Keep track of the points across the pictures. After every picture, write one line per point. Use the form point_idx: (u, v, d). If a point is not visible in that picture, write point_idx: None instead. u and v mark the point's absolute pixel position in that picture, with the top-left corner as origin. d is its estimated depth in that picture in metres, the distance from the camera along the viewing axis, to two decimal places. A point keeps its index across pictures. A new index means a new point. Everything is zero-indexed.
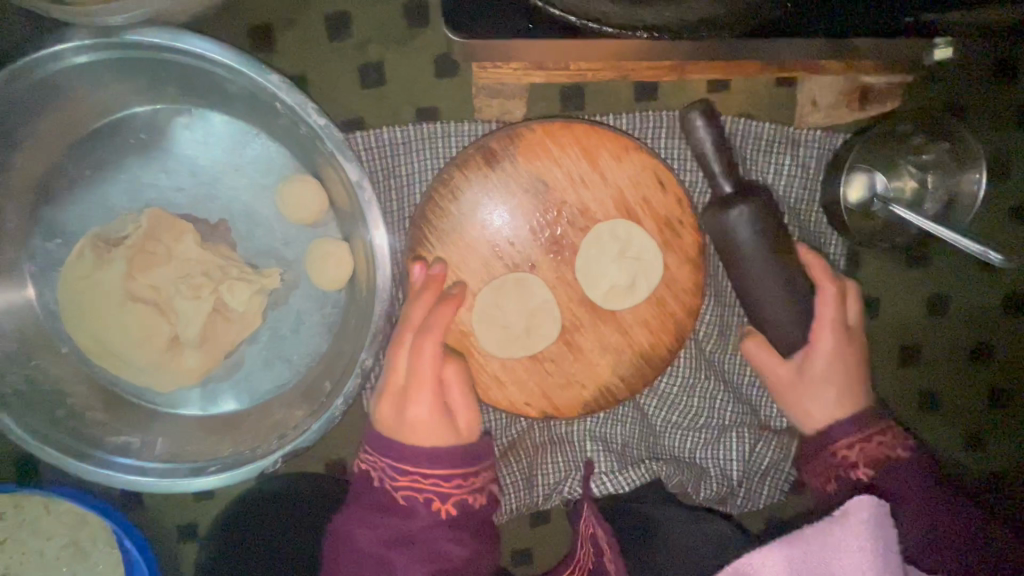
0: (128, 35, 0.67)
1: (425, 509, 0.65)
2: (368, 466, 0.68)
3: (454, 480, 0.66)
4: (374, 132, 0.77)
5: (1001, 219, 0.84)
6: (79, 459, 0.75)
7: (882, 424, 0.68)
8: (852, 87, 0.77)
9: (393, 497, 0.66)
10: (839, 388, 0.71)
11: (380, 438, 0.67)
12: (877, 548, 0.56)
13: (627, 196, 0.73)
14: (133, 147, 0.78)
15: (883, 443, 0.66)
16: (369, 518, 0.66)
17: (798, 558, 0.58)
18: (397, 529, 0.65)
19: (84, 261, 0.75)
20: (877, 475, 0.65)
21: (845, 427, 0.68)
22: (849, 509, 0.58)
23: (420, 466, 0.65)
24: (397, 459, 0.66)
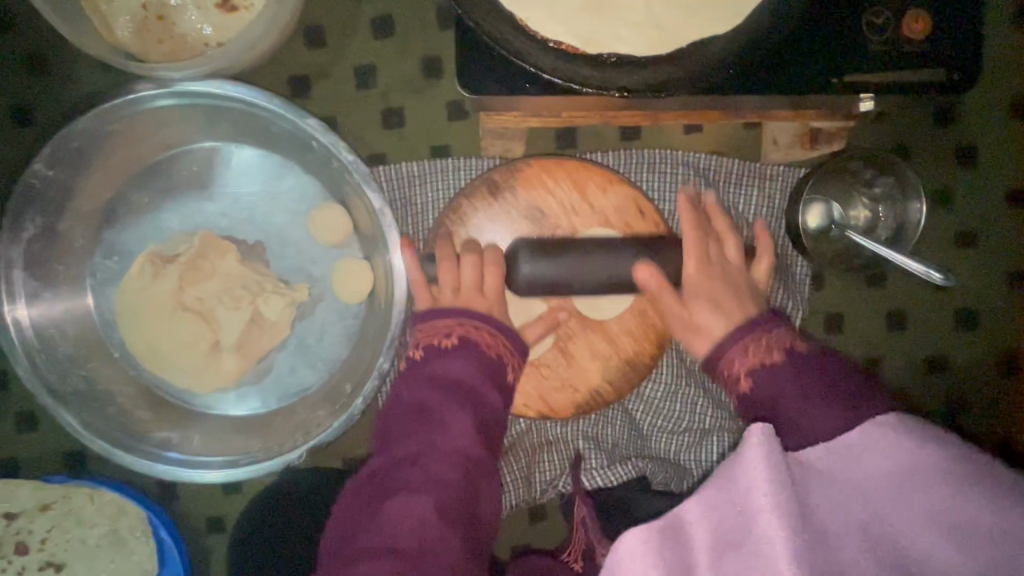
0: (198, 86, 0.81)
1: (476, 347, 0.72)
2: (417, 337, 0.74)
3: (494, 329, 0.74)
4: (394, 166, 0.89)
5: (946, 244, 0.95)
6: (127, 451, 0.85)
7: (764, 337, 0.68)
8: (804, 130, 0.89)
9: (444, 343, 0.72)
10: (715, 303, 0.73)
11: (432, 311, 0.76)
12: (777, 473, 0.48)
13: (612, 222, 0.84)
14: (185, 178, 0.90)
15: (759, 353, 0.67)
16: (422, 369, 0.70)
17: (717, 508, 0.50)
18: (447, 362, 0.70)
19: (140, 276, 0.87)
20: (758, 386, 0.66)
21: (732, 348, 0.69)
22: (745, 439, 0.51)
23: (475, 318, 0.74)
24: (461, 313, 0.74)
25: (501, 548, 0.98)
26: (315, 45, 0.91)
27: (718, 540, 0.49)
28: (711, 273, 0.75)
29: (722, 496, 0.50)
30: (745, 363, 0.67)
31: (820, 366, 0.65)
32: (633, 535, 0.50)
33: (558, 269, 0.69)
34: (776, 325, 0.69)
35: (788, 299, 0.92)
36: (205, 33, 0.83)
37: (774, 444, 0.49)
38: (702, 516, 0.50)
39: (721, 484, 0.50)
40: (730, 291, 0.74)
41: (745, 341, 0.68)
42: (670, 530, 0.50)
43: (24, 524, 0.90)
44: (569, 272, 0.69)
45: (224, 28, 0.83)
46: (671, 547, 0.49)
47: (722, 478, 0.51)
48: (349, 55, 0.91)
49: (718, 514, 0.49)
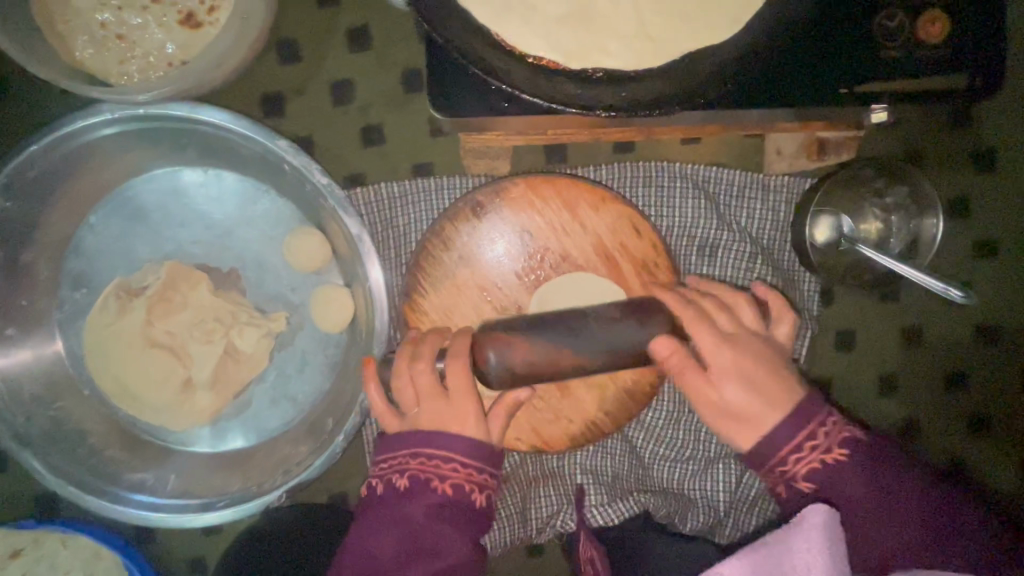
0: (153, 109, 0.76)
1: (431, 489, 0.61)
2: (378, 469, 0.65)
3: (453, 460, 0.62)
4: (373, 187, 0.84)
5: (964, 253, 0.89)
6: (99, 496, 0.81)
7: (818, 415, 0.60)
8: (810, 139, 0.83)
9: (399, 484, 0.62)
10: (757, 386, 0.60)
11: (396, 435, 0.64)
12: (836, 557, 0.50)
13: (605, 242, 0.79)
14: (153, 204, 0.85)
15: (818, 451, 0.59)
16: (377, 513, 0.62)
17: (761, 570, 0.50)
18: (406, 516, 0.61)
19: (108, 309, 0.82)
20: (819, 484, 0.58)
21: (786, 430, 0.59)
22: (803, 516, 0.52)
23: (429, 446, 0.62)
24: (416, 443, 0.63)
25: None
26: (286, 60, 0.85)
27: None
28: (747, 347, 0.62)
29: (769, 563, 0.50)
30: (803, 445, 0.59)
31: (883, 468, 0.58)
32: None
33: (533, 357, 0.57)
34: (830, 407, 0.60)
35: (796, 317, 0.87)
36: (169, 51, 0.78)
37: (837, 529, 0.51)
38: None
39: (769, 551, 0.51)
40: (763, 366, 0.61)
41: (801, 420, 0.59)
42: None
43: None
44: (552, 353, 0.56)
45: (188, 44, 0.78)
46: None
47: (771, 546, 0.52)
48: (324, 70, 0.86)
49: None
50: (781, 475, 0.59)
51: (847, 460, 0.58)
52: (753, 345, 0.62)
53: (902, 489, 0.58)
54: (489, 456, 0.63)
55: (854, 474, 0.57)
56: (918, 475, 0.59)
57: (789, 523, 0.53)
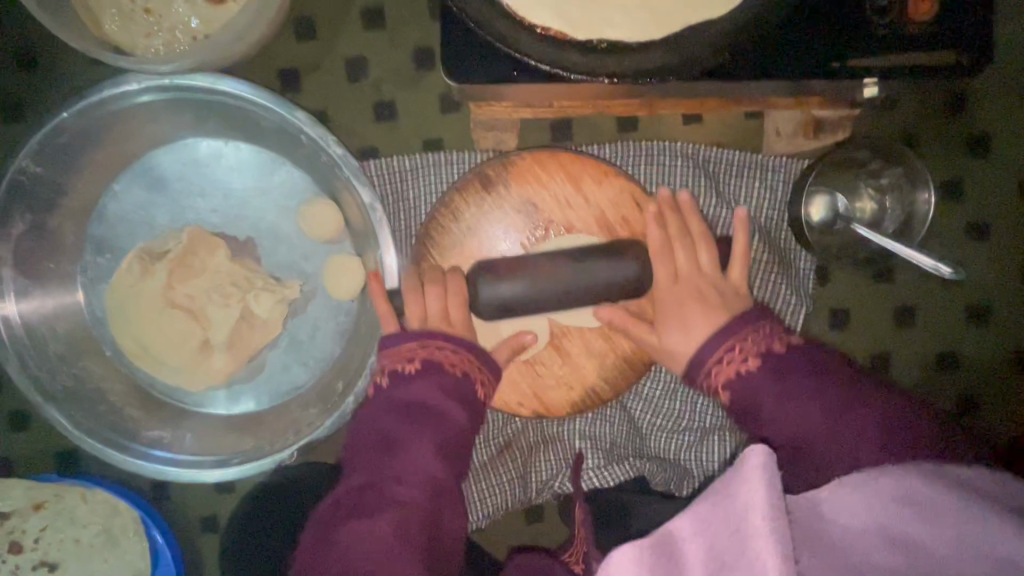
0: (179, 79, 0.80)
1: (442, 369, 0.70)
2: (383, 362, 0.73)
3: (458, 352, 0.72)
4: (386, 160, 0.87)
5: (957, 235, 0.91)
6: (120, 450, 0.84)
7: (751, 330, 0.68)
8: (807, 119, 0.85)
9: (409, 368, 0.71)
10: (702, 303, 0.74)
11: (399, 335, 0.74)
12: (782, 497, 0.43)
13: (608, 215, 0.82)
14: (174, 174, 0.89)
15: (737, 359, 0.66)
16: (388, 393, 0.70)
17: (704, 525, 0.46)
18: (416, 393, 0.69)
19: (131, 272, 0.86)
20: (736, 396, 0.66)
21: (712, 345, 0.68)
22: (741, 459, 0.46)
23: (439, 338, 0.72)
24: (425, 339, 0.72)
25: (497, 548, 0.97)
26: (304, 37, 0.89)
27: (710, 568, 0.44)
28: (691, 287, 0.75)
29: (716, 513, 0.45)
30: (723, 356, 0.67)
31: (813, 371, 0.64)
32: (621, 556, 0.46)
33: (518, 289, 0.68)
34: (764, 322, 0.68)
35: (791, 294, 0.90)
36: (193, 25, 0.81)
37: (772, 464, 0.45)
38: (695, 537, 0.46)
39: (717, 500, 0.46)
40: (704, 307, 0.73)
41: (723, 338, 0.68)
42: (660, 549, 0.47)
43: (18, 523, 0.90)
44: (525, 284, 0.68)
45: (211, 20, 0.82)
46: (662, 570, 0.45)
47: (719, 493, 0.46)
48: (340, 47, 0.89)
49: (708, 536, 0.45)
50: (710, 389, 0.68)
51: (761, 369, 0.65)
52: (699, 282, 0.75)
53: (814, 382, 0.64)
54: (485, 356, 0.74)
55: (762, 377, 0.65)
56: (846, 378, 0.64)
57: (733, 464, 0.47)
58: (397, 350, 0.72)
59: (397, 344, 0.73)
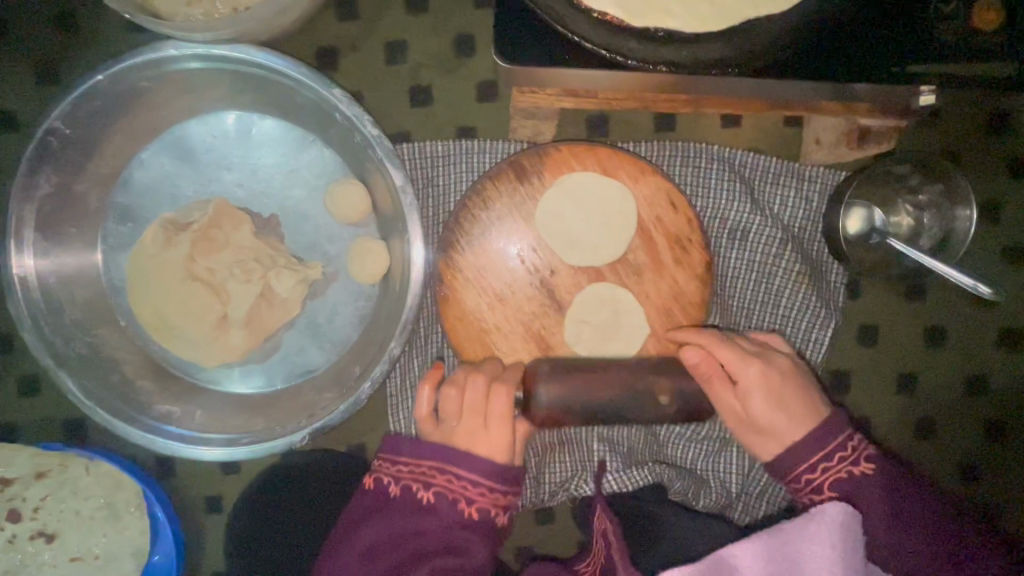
0: (217, 49, 0.79)
1: (455, 509, 0.69)
2: (394, 471, 0.73)
3: (479, 484, 0.71)
4: (419, 145, 0.86)
5: (994, 258, 0.90)
6: (128, 422, 0.82)
7: (843, 436, 0.70)
8: (851, 128, 0.83)
9: (422, 498, 0.70)
10: (787, 413, 0.72)
11: (413, 443, 0.73)
12: (844, 553, 0.56)
13: (642, 214, 0.81)
14: (202, 146, 0.88)
15: (844, 462, 0.69)
16: (399, 518, 0.70)
17: (773, 554, 0.58)
18: (424, 526, 0.69)
19: (155, 241, 0.84)
20: (840, 497, 0.68)
21: (812, 444, 0.70)
22: (823, 511, 0.58)
23: (457, 466, 0.71)
24: (445, 458, 0.71)
25: (504, 549, 0.94)
26: (343, 16, 0.88)
27: None
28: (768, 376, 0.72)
29: (780, 550, 0.58)
30: (818, 463, 0.69)
31: (899, 483, 0.68)
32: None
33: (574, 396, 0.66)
34: (852, 431, 0.71)
35: (821, 307, 0.88)
36: None
37: (848, 528, 0.58)
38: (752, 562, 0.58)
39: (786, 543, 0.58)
40: (798, 398, 0.73)
41: (817, 447, 0.70)
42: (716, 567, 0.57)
43: (19, 490, 0.87)
44: (583, 399, 0.66)
45: None
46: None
47: (789, 532, 0.59)
48: (380, 28, 0.88)
49: (770, 567, 0.57)
50: (805, 485, 0.70)
51: (872, 475, 0.68)
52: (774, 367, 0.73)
53: (922, 500, 0.68)
54: (508, 473, 0.72)
55: (877, 490, 0.67)
56: (915, 485, 0.69)
57: (803, 515, 0.60)
58: (416, 460, 0.72)
59: (417, 447, 0.72)
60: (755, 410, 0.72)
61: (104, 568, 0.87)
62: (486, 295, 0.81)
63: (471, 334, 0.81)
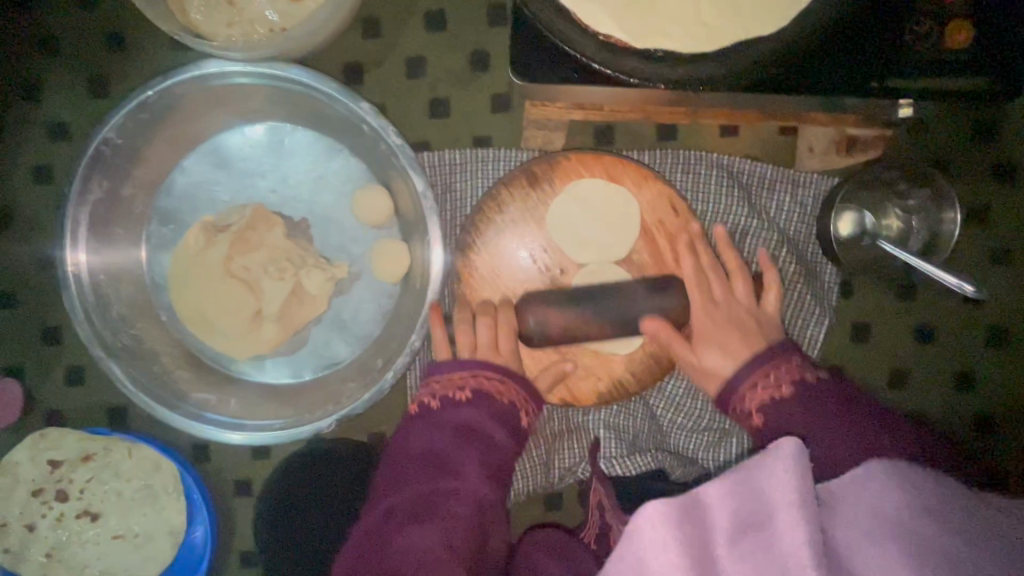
0: (256, 67, 0.86)
1: (491, 402, 0.77)
2: (431, 387, 0.79)
3: (508, 380, 0.79)
4: (438, 153, 0.93)
5: (980, 259, 0.95)
6: (171, 409, 0.90)
7: (779, 358, 0.75)
8: (840, 137, 0.92)
9: (458, 396, 0.77)
10: (738, 329, 0.81)
11: (449, 363, 0.80)
12: (805, 486, 0.50)
13: (646, 217, 0.87)
14: (239, 154, 0.95)
15: (769, 386, 0.73)
16: (440, 419, 0.75)
17: (737, 491, 0.52)
18: (468, 420, 0.75)
19: (195, 242, 0.91)
20: (770, 420, 0.71)
21: (744, 373, 0.75)
22: (776, 448, 0.52)
23: (489, 370, 0.78)
24: (476, 368, 0.78)
25: (515, 534, 1.00)
26: (368, 35, 0.95)
27: (737, 525, 0.51)
28: (731, 316, 0.82)
29: (745, 487, 0.52)
30: (749, 390, 0.74)
31: (843, 404, 0.70)
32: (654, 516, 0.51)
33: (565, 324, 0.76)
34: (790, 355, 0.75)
35: (815, 305, 0.93)
36: (270, 18, 0.88)
37: (802, 460, 0.52)
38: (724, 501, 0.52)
39: (749, 475, 0.52)
40: (742, 336, 0.80)
41: (754, 367, 0.75)
42: (691, 510, 0.52)
43: (66, 473, 0.95)
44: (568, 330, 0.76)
45: (288, 14, 0.88)
46: (687, 524, 0.51)
47: (750, 470, 0.53)
48: (403, 46, 0.95)
49: (737, 504, 0.51)
50: (742, 413, 0.74)
51: (790, 392, 0.71)
52: (736, 309, 0.82)
53: (851, 409, 0.69)
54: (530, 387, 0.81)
55: (795, 408, 0.70)
56: (866, 405, 0.71)
57: (761, 452, 0.54)
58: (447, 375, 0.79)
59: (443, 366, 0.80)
60: (699, 346, 0.81)
61: (145, 545, 0.94)
62: (500, 292, 0.88)
63: None
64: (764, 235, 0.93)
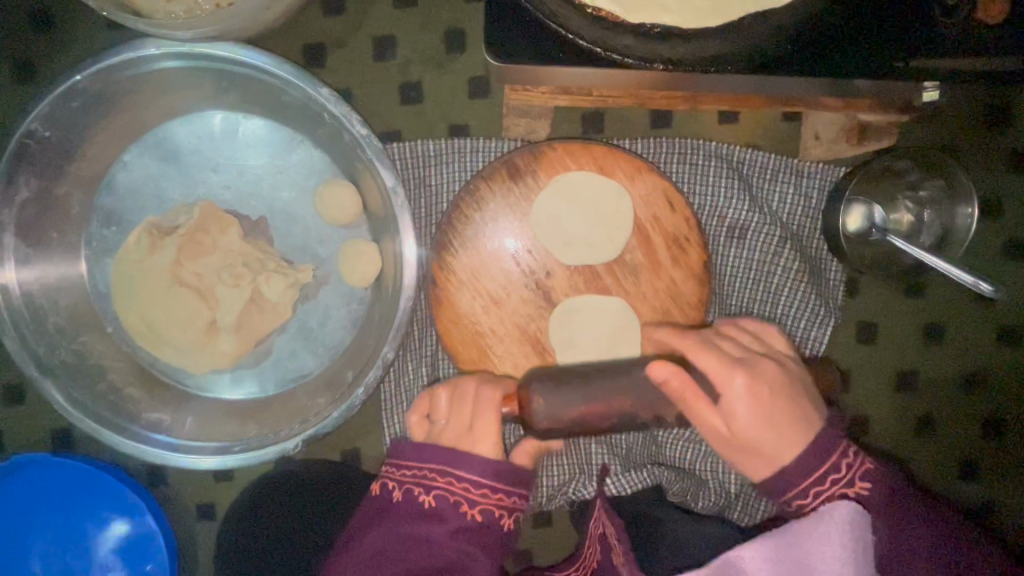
0: (199, 48, 0.76)
1: (457, 513, 0.66)
2: (398, 474, 0.70)
3: (482, 486, 0.67)
4: (410, 144, 0.84)
5: (994, 254, 0.89)
6: (116, 431, 0.80)
7: (835, 454, 0.62)
8: (851, 124, 0.81)
9: (424, 502, 0.67)
10: (787, 425, 0.62)
11: (418, 445, 0.70)
12: (854, 554, 0.55)
13: (639, 213, 0.79)
14: (186, 147, 0.86)
15: (840, 479, 0.62)
16: (399, 527, 0.66)
17: (781, 555, 0.58)
18: (428, 535, 0.66)
19: (140, 246, 0.82)
20: (829, 517, 0.60)
21: (807, 460, 0.62)
22: (832, 510, 0.57)
23: (456, 467, 0.68)
24: (444, 460, 0.68)
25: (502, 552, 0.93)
26: (330, 11, 0.85)
27: None
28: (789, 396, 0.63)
29: (786, 551, 0.58)
30: (821, 478, 0.62)
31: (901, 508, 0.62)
32: None
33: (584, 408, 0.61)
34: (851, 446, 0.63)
35: (819, 306, 0.87)
36: None
37: (858, 526, 0.56)
38: (758, 564, 0.58)
39: (794, 541, 0.57)
40: (790, 417, 0.62)
41: (816, 463, 0.62)
42: (724, 571, 0.59)
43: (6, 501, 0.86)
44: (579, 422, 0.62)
45: None
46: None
47: (796, 534, 0.58)
48: (368, 23, 0.86)
49: (774, 567, 0.58)
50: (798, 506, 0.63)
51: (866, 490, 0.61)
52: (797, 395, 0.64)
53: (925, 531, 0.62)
54: (513, 478, 0.69)
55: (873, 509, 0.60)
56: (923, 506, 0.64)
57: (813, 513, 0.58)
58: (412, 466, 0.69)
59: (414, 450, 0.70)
60: (746, 428, 0.61)
61: None
62: (481, 297, 0.80)
63: (465, 337, 0.80)
64: (767, 231, 0.86)
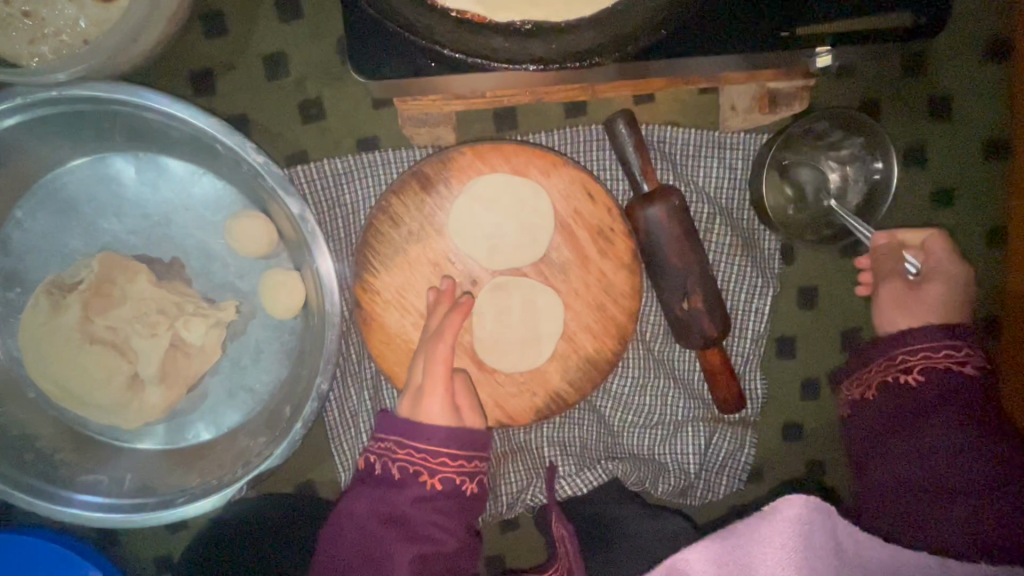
0: (68, 90, 0.71)
1: (417, 481, 0.61)
2: (377, 446, 0.64)
3: (442, 454, 0.62)
4: (315, 164, 0.80)
5: (922, 203, 0.89)
6: (50, 500, 0.77)
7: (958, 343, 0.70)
8: (761, 93, 0.81)
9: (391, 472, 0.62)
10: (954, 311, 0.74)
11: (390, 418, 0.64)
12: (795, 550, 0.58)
13: (560, 210, 0.77)
14: (82, 196, 0.81)
15: (949, 357, 0.70)
16: (372, 503, 0.61)
17: (726, 557, 0.58)
18: (392, 505, 0.61)
19: (41, 307, 0.78)
20: (921, 380, 0.70)
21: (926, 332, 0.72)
22: (776, 508, 0.59)
23: (417, 437, 0.62)
24: (408, 432, 0.62)
25: None
26: (216, 34, 0.81)
27: None
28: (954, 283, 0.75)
29: (730, 552, 0.58)
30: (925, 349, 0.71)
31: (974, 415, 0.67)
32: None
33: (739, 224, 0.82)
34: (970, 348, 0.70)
35: (757, 277, 0.86)
36: (81, 27, 0.72)
37: (801, 521, 0.58)
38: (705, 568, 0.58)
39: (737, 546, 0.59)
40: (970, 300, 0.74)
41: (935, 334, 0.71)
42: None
43: None
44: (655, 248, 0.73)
45: (103, 20, 0.73)
46: None
47: (740, 538, 0.59)
48: (257, 42, 0.81)
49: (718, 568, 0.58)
50: (897, 360, 0.73)
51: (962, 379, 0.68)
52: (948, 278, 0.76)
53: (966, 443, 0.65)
54: (473, 440, 0.63)
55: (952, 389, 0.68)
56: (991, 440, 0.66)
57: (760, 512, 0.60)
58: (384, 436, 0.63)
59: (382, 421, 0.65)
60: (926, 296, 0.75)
61: None
62: (409, 315, 0.77)
63: (399, 357, 0.77)
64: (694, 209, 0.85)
